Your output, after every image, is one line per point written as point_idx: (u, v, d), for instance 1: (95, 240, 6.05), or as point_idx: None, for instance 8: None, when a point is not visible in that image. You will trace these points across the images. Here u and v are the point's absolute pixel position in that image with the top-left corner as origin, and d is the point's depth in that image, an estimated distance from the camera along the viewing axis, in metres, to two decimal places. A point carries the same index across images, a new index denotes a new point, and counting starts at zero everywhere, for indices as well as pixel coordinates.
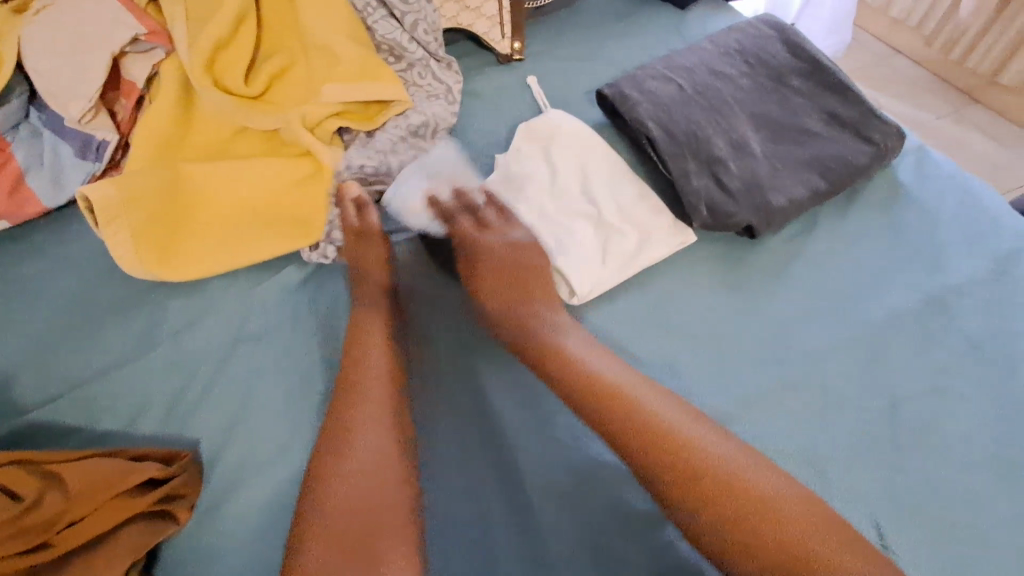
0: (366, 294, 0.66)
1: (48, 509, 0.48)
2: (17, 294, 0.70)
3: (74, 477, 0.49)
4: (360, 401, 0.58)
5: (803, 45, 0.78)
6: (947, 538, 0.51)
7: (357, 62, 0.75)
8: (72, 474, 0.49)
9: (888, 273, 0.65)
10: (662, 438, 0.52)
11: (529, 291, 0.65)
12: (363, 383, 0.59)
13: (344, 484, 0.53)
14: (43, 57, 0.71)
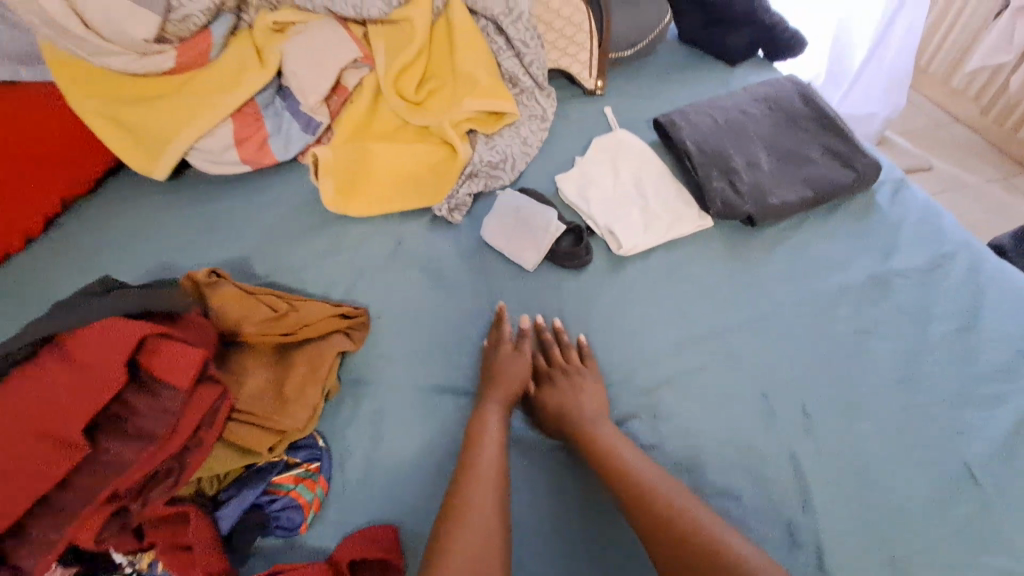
0: (504, 379, 0.80)
1: (292, 318, 0.82)
2: (255, 212, 1.09)
3: (305, 305, 0.83)
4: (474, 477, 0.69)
5: (814, 100, 1.05)
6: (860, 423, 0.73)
7: (492, 86, 1.10)
8: (303, 304, 0.84)
9: (850, 259, 0.89)
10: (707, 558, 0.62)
11: (585, 400, 0.77)
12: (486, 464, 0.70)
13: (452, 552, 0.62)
14: (298, 64, 1.09)
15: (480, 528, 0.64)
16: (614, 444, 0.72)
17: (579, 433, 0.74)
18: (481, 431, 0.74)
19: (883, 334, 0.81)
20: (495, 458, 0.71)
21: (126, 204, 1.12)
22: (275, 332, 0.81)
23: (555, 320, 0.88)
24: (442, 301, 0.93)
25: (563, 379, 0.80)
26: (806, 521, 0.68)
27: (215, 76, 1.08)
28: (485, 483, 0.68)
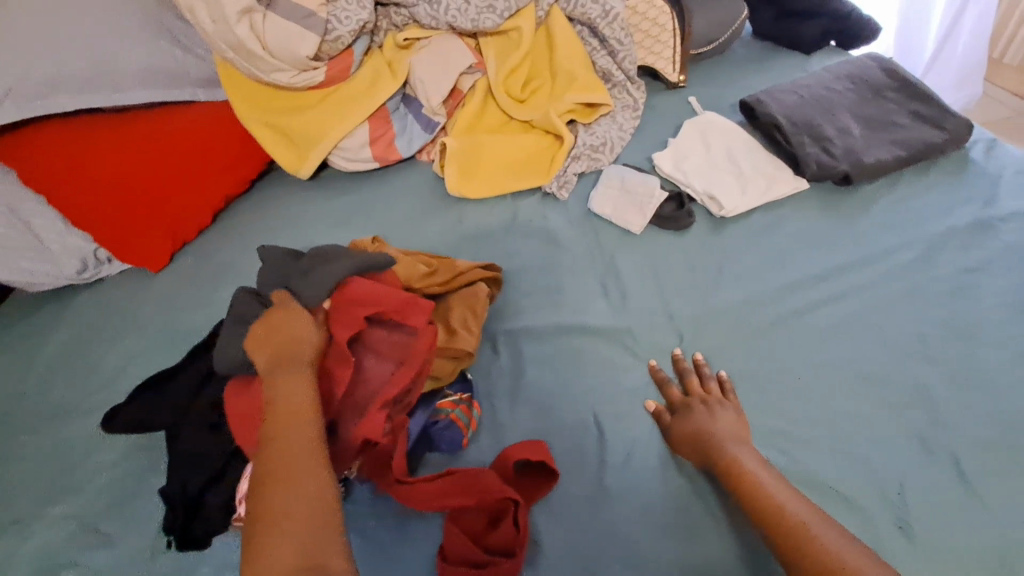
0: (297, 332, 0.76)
1: (449, 272, 0.93)
2: (386, 200, 1.26)
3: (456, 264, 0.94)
4: (283, 418, 0.69)
5: (898, 72, 1.12)
6: (973, 348, 0.78)
7: (588, 82, 1.24)
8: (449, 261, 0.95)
9: (949, 209, 0.94)
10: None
11: (720, 428, 0.75)
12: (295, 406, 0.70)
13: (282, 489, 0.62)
14: (423, 72, 1.26)
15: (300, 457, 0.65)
16: (750, 468, 0.70)
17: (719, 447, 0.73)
18: (285, 400, 0.70)
19: (991, 272, 0.85)
20: (293, 418, 0.69)
21: (276, 200, 1.32)
22: (434, 282, 0.91)
23: (694, 354, 0.86)
24: (558, 262, 1.04)
25: (702, 408, 0.77)
26: (934, 435, 0.72)
27: (354, 87, 1.28)
28: (296, 422, 0.68)
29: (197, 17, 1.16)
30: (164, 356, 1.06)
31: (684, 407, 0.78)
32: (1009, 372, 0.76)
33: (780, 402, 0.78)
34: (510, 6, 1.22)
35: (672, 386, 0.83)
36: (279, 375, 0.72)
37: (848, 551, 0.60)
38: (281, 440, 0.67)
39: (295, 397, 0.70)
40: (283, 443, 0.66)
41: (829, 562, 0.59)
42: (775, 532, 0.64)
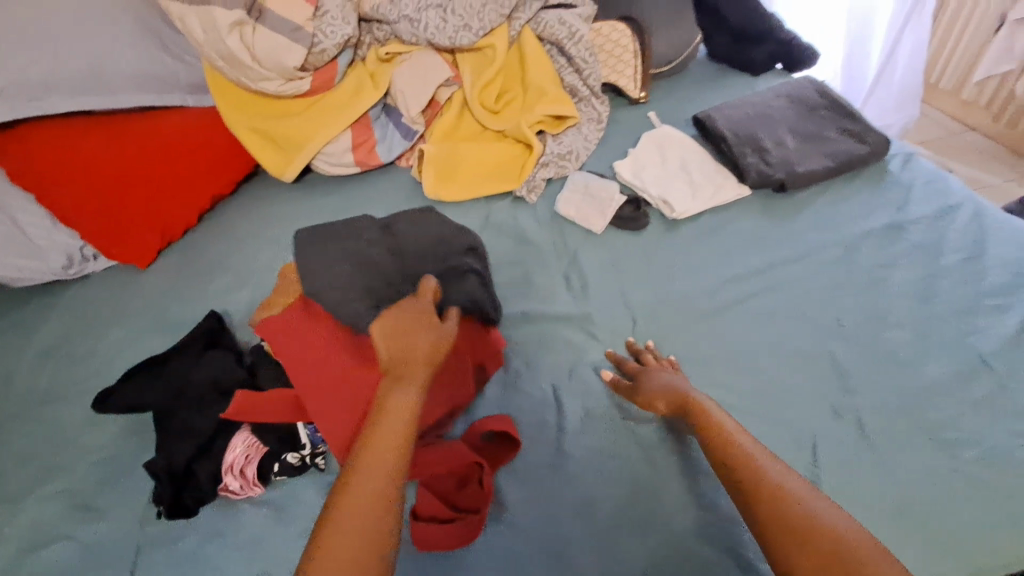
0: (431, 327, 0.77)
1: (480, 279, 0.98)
2: (367, 202, 1.34)
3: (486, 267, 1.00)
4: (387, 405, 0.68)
5: (829, 93, 1.26)
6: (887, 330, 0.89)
7: (556, 95, 1.35)
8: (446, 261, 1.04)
9: (869, 213, 1.07)
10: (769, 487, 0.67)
11: (679, 386, 0.83)
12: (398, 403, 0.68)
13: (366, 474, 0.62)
14: (403, 84, 1.36)
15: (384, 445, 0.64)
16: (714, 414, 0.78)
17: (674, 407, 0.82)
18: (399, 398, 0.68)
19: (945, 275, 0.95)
20: (403, 417, 0.67)
21: (261, 201, 1.38)
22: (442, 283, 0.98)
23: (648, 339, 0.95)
24: (527, 259, 1.14)
25: (657, 373, 0.86)
26: (849, 404, 0.83)
27: (339, 96, 1.37)
28: (396, 413, 0.67)
29: (189, 27, 1.23)
30: (152, 345, 1.11)
31: (642, 373, 0.87)
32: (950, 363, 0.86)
33: (719, 379, 0.88)
34: (485, 26, 1.33)
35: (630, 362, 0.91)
36: (398, 379, 0.70)
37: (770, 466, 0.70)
38: (383, 426, 0.66)
39: (400, 401, 0.68)
40: (379, 436, 0.65)
41: (761, 480, 0.68)
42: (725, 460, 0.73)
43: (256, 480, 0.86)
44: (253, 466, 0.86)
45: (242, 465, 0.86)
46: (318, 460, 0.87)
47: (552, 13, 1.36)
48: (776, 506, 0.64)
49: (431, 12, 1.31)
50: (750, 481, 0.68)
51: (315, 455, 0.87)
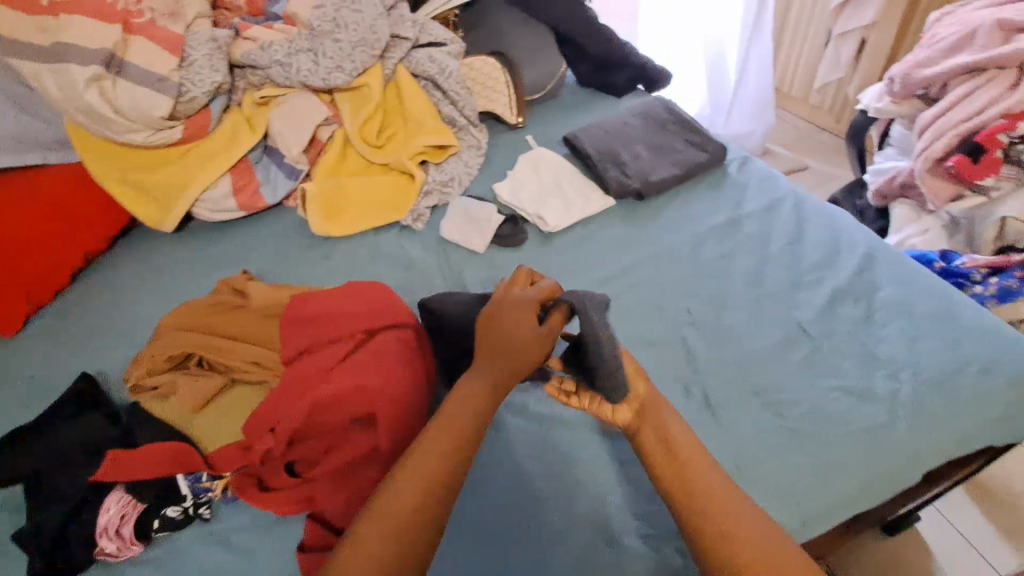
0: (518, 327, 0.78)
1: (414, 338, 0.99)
2: (254, 244, 1.33)
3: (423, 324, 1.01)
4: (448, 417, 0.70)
5: (674, 110, 1.42)
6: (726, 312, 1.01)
7: (435, 127, 1.41)
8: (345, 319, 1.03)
9: (712, 212, 1.21)
10: (688, 476, 0.67)
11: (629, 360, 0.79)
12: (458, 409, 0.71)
13: (400, 481, 0.63)
14: (281, 126, 1.37)
15: (434, 454, 0.66)
16: (659, 402, 0.76)
17: (641, 396, 0.76)
18: (472, 391, 0.73)
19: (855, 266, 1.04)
20: (463, 431, 0.68)
21: (140, 254, 1.34)
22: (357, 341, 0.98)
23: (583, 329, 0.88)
24: (414, 285, 1.18)
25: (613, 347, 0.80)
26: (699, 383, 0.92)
27: (215, 143, 1.37)
28: (454, 421, 0.69)
29: (43, 84, 1.20)
30: (17, 417, 1.04)
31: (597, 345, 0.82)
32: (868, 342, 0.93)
33: None
34: (358, 66, 1.37)
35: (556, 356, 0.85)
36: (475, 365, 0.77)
37: (702, 463, 0.68)
38: (438, 428, 0.69)
39: (467, 395, 0.73)
40: (445, 424, 0.69)
41: (688, 474, 0.67)
42: (659, 447, 0.71)
43: (134, 540, 0.82)
44: (130, 525, 0.82)
45: (118, 527, 0.82)
46: (201, 511, 0.85)
47: (422, 52, 1.45)
48: (701, 499, 0.64)
49: (302, 56, 1.35)
50: (676, 472, 0.67)
51: (197, 505, 0.85)
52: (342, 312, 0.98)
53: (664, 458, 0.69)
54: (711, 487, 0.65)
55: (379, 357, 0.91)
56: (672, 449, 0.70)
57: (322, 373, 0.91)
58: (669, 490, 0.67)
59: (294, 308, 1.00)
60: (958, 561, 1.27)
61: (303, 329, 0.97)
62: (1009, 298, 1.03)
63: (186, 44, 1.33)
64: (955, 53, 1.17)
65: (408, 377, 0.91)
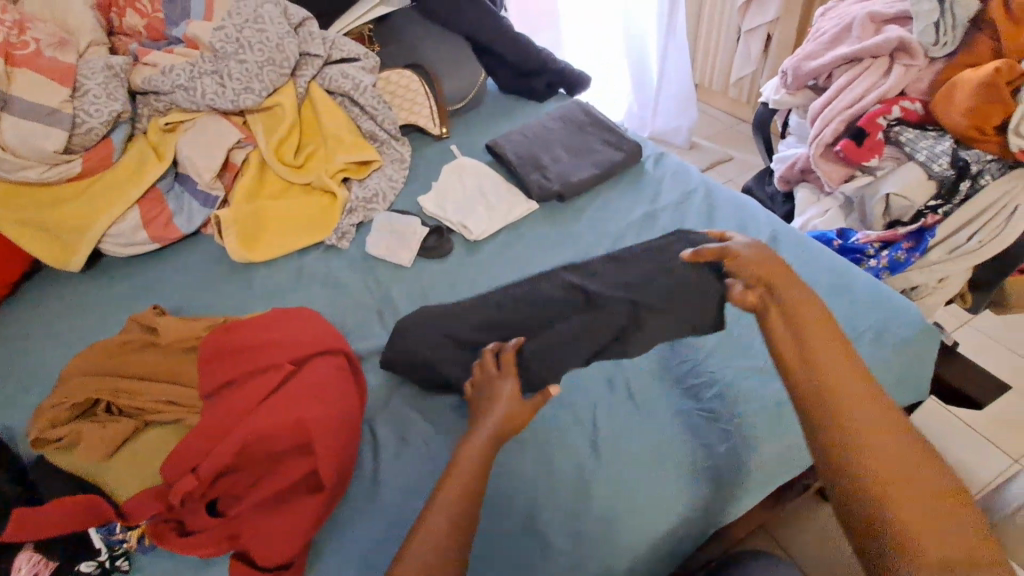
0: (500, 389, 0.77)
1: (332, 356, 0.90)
2: (170, 276, 1.27)
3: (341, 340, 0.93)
4: (472, 446, 0.68)
5: (591, 112, 1.46)
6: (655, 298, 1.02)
7: (354, 142, 1.39)
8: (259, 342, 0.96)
9: (631, 209, 1.25)
10: (818, 377, 0.61)
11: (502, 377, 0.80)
12: (480, 437, 0.69)
13: (431, 516, 0.61)
14: (191, 152, 1.33)
15: (466, 484, 0.64)
16: (800, 302, 0.71)
17: (765, 280, 0.79)
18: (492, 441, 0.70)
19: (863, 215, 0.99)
20: (482, 454, 0.67)
21: (46, 296, 1.25)
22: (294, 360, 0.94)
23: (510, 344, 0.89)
24: (341, 304, 1.16)
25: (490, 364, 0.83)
26: (623, 376, 0.95)
27: (119, 174, 1.30)
28: (480, 449, 0.68)
29: None
30: None
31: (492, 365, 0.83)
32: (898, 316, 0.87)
33: None
34: (267, 86, 1.34)
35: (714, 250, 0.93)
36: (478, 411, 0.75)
37: (834, 363, 0.62)
38: (464, 458, 0.67)
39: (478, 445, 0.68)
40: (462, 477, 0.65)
41: (816, 374, 0.61)
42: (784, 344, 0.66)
43: None
44: None
45: None
46: (119, 563, 0.80)
47: (335, 68, 1.43)
48: (840, 403, 0.58)
49: (206, 79, 1.30)
50: (812, 370, 0.62)
51: (114, 558, 0.80)
52: (268, 338, 0.89)
53: (788, 342, 0.66)
54: (846, 396, 0.58)
55: (310, 388, 0.83)
56: (807, 342, 0.65)
57: (248, 408, 0.83)
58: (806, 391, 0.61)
59: (214, 339, 0.92)
60: None
61: (224, 360, 0.89)
62: (899, 269, 1.11)
63: (78, 74, 1.26)
64: (835, 45, 1.26)
65: (342, 405, 0.84)
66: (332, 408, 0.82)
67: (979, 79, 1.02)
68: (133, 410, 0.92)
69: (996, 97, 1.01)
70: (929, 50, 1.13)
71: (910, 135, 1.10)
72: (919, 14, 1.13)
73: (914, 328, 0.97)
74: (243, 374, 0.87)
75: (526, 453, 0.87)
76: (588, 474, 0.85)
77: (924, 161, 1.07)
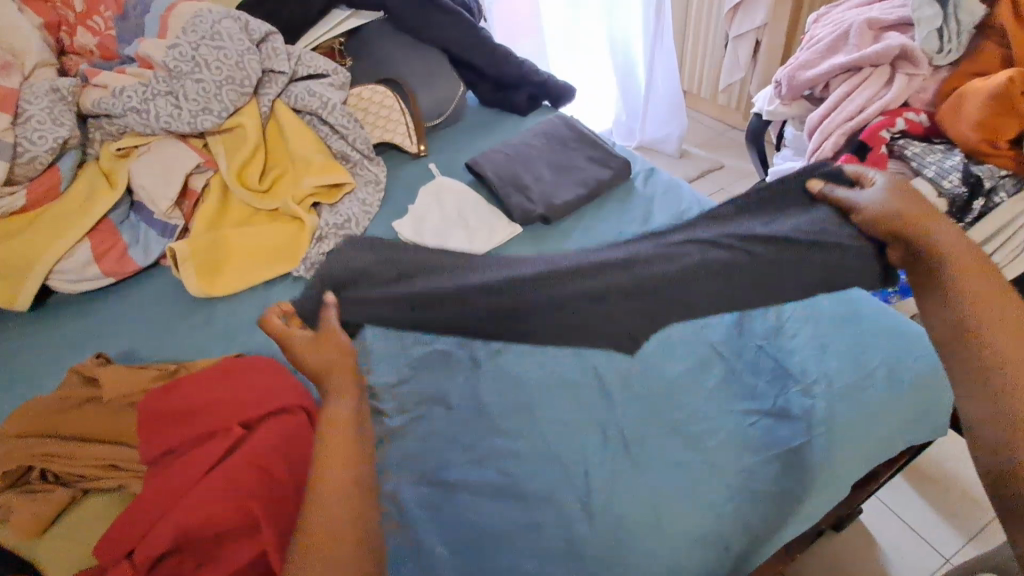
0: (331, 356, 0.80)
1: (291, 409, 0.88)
2: (124, 313, 1.17)
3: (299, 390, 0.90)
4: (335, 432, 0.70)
5: (576, 126, 1.38)
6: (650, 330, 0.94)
7: (324, 164, 1.30)
8: None
9: (620, 230, 1.17)
10: (959, 303, 0.67)
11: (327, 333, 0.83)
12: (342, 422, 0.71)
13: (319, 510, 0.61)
14: (145, 179, 1.23)
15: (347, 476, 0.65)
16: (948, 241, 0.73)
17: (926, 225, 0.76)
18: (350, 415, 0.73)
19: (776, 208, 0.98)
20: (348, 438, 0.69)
21: None
22: None
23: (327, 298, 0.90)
24: None
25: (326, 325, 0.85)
26: (616, 423, 0.86)
27: (67, 205, 1.20)
28: (342, 434, 0.69)
29: None
30: None
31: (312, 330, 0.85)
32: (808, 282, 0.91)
33: (502, 428, 0.87)
34: (227, 106, 1.24)
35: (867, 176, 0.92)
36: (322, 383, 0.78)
37: (973, 298, 0.67)
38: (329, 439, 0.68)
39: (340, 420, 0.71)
40: (335, 434, 0.69)
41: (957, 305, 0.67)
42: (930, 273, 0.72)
43: None
44: None
45: None
46: None
47: (301, 85, 1.34)
48: (978, 335, 0.63)
49: (160, 101, 1.21)
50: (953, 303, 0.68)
51: None
52: (209, 398, 0.85)
53: (937, 273, 0.71)
54: (986, 331, 0.63)
55: (258, 449, 0.79)
56: (957, 278, 0.69)
57: (193, 475, 0.78)
58: (946, 320, 0.67)
59: (157, 401, 0.86)
60: (903, 549, 1.27)
61: (165, 424, 0.84)
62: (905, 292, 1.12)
63: (20, 97, 1.16)
64: (831, 53, 1.18)
65: (295, 468, 0.79)
66: (289, 471, 0.78)
67: (991, 88, 0.96)
68: (71, 476, 0.84)
69: (1011, 107, 0.96)
70: (934, 57, 1.07)
71: (915, 149, 1.03)
72: (921, 21, 1.06)
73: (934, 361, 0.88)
74: (187, 439, 0.82)
75: (510, 516, 0.78)
76: (580, 541, 0.75)
77: (932, 177, 1.00)
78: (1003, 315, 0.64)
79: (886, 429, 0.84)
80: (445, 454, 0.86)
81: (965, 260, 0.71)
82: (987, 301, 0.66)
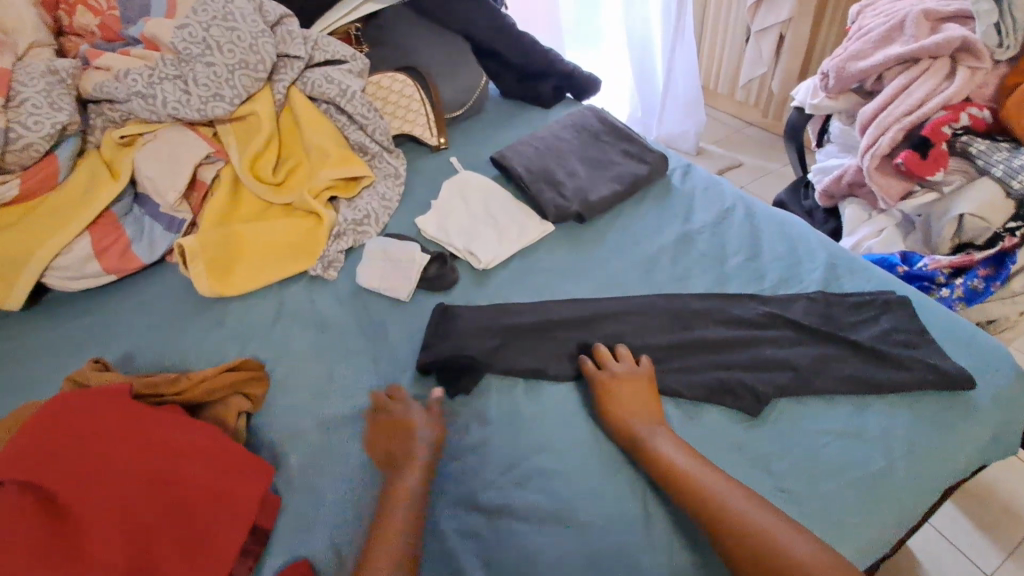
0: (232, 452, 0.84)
1: (217, 415, 0.87)
2: (128, 313, 1.09)
3: (233, 406, 0.88)
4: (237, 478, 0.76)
5: (607, 118, 1.30)
6: (700, 337, 0.88)
7: (342, 156, 1.22)
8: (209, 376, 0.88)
9: (659, 230, 1.10)
10: (738, 524, 0.65)
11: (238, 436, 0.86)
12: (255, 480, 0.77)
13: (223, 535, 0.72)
14: (151, 169, 1.15)
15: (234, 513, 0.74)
16: (666, 451, 0.73)
17: (631, 425, 0.77)
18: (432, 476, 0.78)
19: (745, 251, 1.03)
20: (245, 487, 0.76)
21: None
22: (241, 407, 0.88)
23: None
24: (331, 351, 0.99)
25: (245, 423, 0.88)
26: None
27: (65, 197, 1.12)
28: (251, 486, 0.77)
29: None
30: None
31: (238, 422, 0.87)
32: (743, 319, 0.90)
33: (543, 447, 0.80)
34: (239, 93, 1.16)
35: (587, 360, 0.86)
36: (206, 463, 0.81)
37: (747, 507, 0.66)
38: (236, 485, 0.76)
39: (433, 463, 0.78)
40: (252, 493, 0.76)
41: (746, 526, 0.64)
42: (689, 497, 0.69)
43: None
44: None
45: None
46: None
47: (318, 71, 1.25)
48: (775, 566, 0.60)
49: (168, 86, 1.13)
50: (727, 528, 0.65)
51: None
52: (141, 410, 0.78)
53: (689, 489, 0.69)
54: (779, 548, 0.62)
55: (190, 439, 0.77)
56: (703, 489, 0.68)
57: (71, 479, 0.69)
58: (737, 555, 0.63)
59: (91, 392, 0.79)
60: (947, 569, 1.15)
61: (51, 424, 0.73)
62: (976, 300, 1.00)
63: (14, 79, 1.08)
64: (886, 44, 1.12)
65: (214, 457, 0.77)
66: (214, 459, 0.77)
67: None
68: None
69: None
70: (997, 52, 1.00)
71: (980, 146, 0.98)
72: (979, 15, 1.00)
73: (1010, 377, 0.82)
74: (74, 443, 0.72)
75: (561, 547, 0.71)
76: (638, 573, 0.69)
77: (1000, 177, 0.95)
78: (781, 523, 0.64)
79: (963, 450, 0.77)
80: (484, 474, 0.79)
81: (708, 471, 0.71)
82: (750, 505, 0.66)
